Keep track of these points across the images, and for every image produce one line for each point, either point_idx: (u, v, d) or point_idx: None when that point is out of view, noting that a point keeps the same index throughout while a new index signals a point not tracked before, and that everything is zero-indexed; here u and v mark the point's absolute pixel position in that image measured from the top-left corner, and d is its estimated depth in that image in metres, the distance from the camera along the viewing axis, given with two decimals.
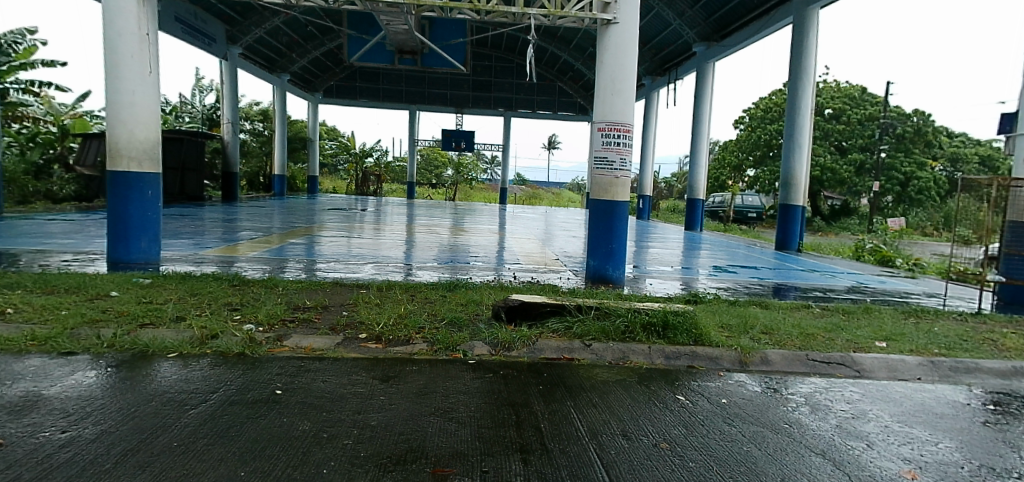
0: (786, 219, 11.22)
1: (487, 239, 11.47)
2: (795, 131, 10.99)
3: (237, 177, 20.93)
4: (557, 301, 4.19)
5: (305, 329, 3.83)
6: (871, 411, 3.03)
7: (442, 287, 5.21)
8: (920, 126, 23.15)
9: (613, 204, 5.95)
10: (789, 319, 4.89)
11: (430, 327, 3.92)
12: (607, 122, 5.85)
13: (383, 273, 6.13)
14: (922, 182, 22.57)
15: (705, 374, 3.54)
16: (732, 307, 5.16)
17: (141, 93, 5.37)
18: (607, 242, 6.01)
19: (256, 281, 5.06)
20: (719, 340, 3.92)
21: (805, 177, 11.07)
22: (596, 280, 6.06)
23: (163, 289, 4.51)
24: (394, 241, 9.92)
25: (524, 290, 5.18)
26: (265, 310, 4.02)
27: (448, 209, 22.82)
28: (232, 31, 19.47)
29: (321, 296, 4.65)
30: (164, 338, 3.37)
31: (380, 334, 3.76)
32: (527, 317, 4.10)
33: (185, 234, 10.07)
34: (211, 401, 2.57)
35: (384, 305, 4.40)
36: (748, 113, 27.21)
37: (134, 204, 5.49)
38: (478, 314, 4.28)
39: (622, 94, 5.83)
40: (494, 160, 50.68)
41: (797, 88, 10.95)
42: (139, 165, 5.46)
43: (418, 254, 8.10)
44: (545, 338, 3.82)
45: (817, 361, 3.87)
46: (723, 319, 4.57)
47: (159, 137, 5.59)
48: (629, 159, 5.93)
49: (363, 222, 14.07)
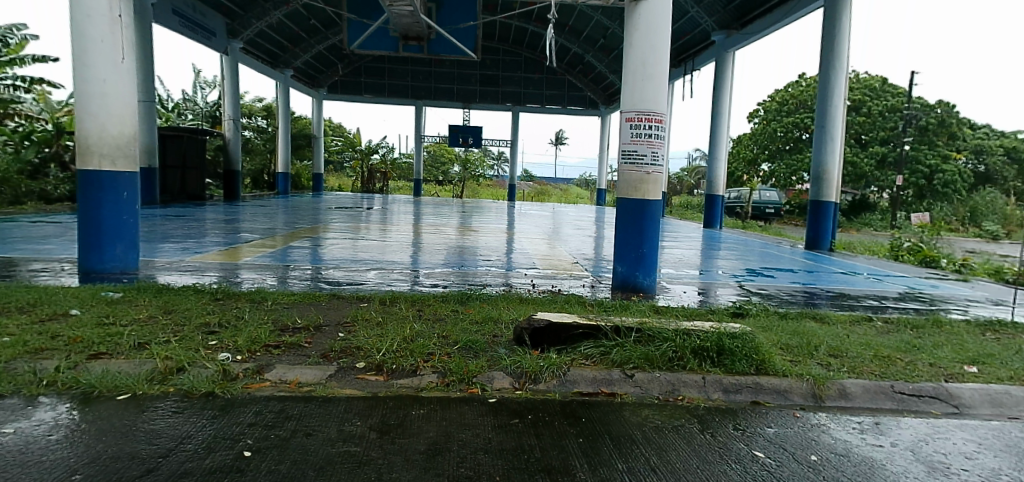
0: (818, 216, 10.50)
1: (498, 239, 10.82)
2: (828, 123, 10.21)
3: (239, 176, 20.30)
4: (591, 321, 3.50)
5: (292, 357, 3.21)
6: (1005, 472, 2.35)
7: (453, 300, 4.59)
8: (944, 118, 22.24)
9: (644, 204, 5.29)
10: (853, 337, 4.23)
11: (442, 353, 3.31)
12: (637, 111, 5.19)
13: (387, 281, 5.55)
14: (948, 175, 21.46)
15: (774, 413, 2.90)
16: (784, 322, 4.50)
17: (113, 82, 4.77)
18: (637, 246, 5.36)
19: (243, 294, 4.46)
20: (786, 368, 3.28)
21: (838, 171, 10.30)
22: (624, 290, 5.42)
23: (132, 305, 3.92)
24: (397, 243, 9.29)
25: (547, 304, 4.55)
26: (247, 334, 3.42)
27: (456, 206, 22.15)
28: (232, 24, 18.92)
29: (315, 313, 4.05)
30: (117, 373, 2.77)
31: (381, 364, 3.15)
32: (556, 341, 3.44)
33: (179, 237, 9.53)
34: (157, 472, 1.95)
35: (391, 324, 3.81)
36: (764, 106, 26.45)
37: (109, 207, 4.91)
38: (497, 335, 3.67)
39: (654, 78, 5.18)
40: (500, 156, 49.95)
41: (829, 76, 10.17)
42: (113, 163, 4.86)
43: (426, 257, 7.50)
44: (578, 366, 3.18)
45: (905, 394, 3.22)
46: (781, 338, 3.94)
47: (136, 132, 5.01)
48: (661, 153, 5.28)
49: (368, 222, 13.50)
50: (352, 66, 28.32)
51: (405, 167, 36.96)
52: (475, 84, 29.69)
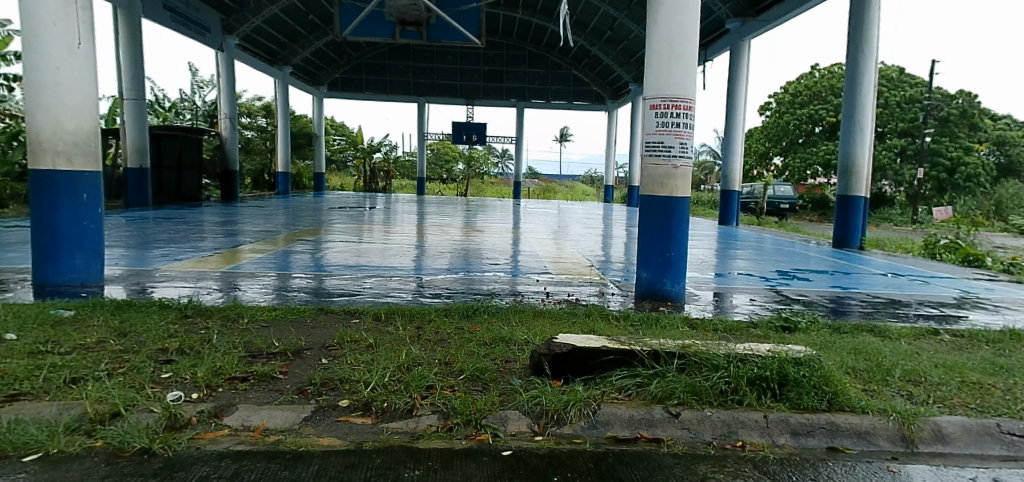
0: (846, 212, 9.83)
1: (503, 240, 10.28)
2: (857, 113, 9.55)
3: (237, 176, 19.70)
4: (623, 344, 2.85)
5: (260, 395, 2.63)
6: None
7: (458, 314, 4.01)
8: (965, 108, 21.49)
9: (671, 201, 4.68)
10: (925, 356, 3.60)
11: (445, 387, 2.71)
12: (663, 97, 4.58)
13: (386, 290, 4.99)
14: (969, 168, 20.73)
15: (862, 468, 2.29)
16: (840, 339, 3.86)
17: (69, 70, 4.24)
18: (663, 250, 4.76)
19: (216, 310, 3.90)
20: (865, 402, 2.67)
21: (868, 165, 9.64)
22: (651, 298, 4.82)
23: (83, 328, 3.37)
24: (398, 246, 8.73)
25: (565, 320, 3.97)
26: (209, 365, 2.84)
27: (460, 205, 21.53)
28: (227, 20, 18.51)
29: (296, 334, 3.48)
30: (32, 423, 2.20)
31: (369, 401, 2.56)
32: (581, 370, 2.81)
33: (167, 240, 9.00)
34: None
35: (387, 346, 3.24)
36: (775, 98, 25.79)
37: (65, 211, 4.38)
38: (511, 360, 3.08)
39: (682, 60, 4.56)
40: (504, 154, 49.61)
41: (858, 64, 9.51)
42: (69, 161, 4.35)
43: (430, 262, 6.97)
44: (610, 403, 2.58)
45: (1016, 435, 2.60)
46: (840, 357, 3.35)
47: (97, 126, 4.49)
48: (690, 145, 4.68)
49: (370, 223, 13.00)
50: (353, 62, 27.83)
51: (408, 165, 36.55)
52: (478, 80, 29.08)
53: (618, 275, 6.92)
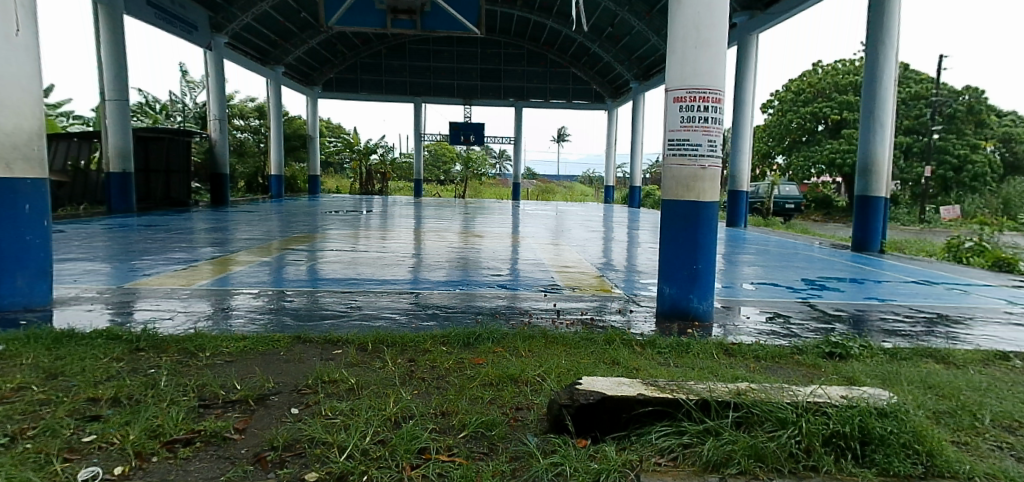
0: (866, 214, 9.30)
1: (505, 246, 9.76)
2: (877, 109, 9.01)
3: (228, 179, 18.99)
4: (662, 391, 2.30)
5: (204, 466, 2.05)
6: None
7: (457, 343, 3.45)
8: (972, 104, 21.06)
9: (698, 207, 4.13)
10: (1010, 390, 3.02)
11: (442, 450, 2.14)
12: (689, 89, 4.03)
13: (378, 310, 4.44)
14: (977, 166, 20.26)
15: None
16: (903, 368, 3.31)
17: (4, 61, 3.66)
18: (689, 262, 4.21)
19: (174, 342, 3.32)
20: (974, 467, 2.08)
21: (889, 163, 9.12)
22: (675, 316, 4.28)
23: (5, 368, 2.80)
24: (393, 255, 8.17)
25: (582, 348, 3.40)
26: (147, 422, 2.27)
27: (457, 208, 20.99)
28: (215, 18, 17.98)
29: (264, 373, 2.92)
30: None
31: (343, 475, 1.98)
32: (611, 426, 2.24)
33: (146, 250, 8.44)
34: None
35: (372, 389, 2.67)
36: (777, 96, 25.32)
37: (4, 225, 3.81)
38: (522, 408, 2.51)
39: (710, 46, 4.01)
40: (501, 154, 49.39)
41: (877, 57, 8.97)
42: (7, 167, 3.78)
43: (427, 273, 6.45)
44: (650, 471, 2.02)
45: None
46: (911, 396, 2.80)
47: (39, 125, 3.91)
48: (719, 142, 4.13)
49: (366, 228, 12.46)
50: (348, 62, 27.32)
51: (404, 167, 36.06)
52: (475, 79, 28.50)
53: (628, 286, 6.30)
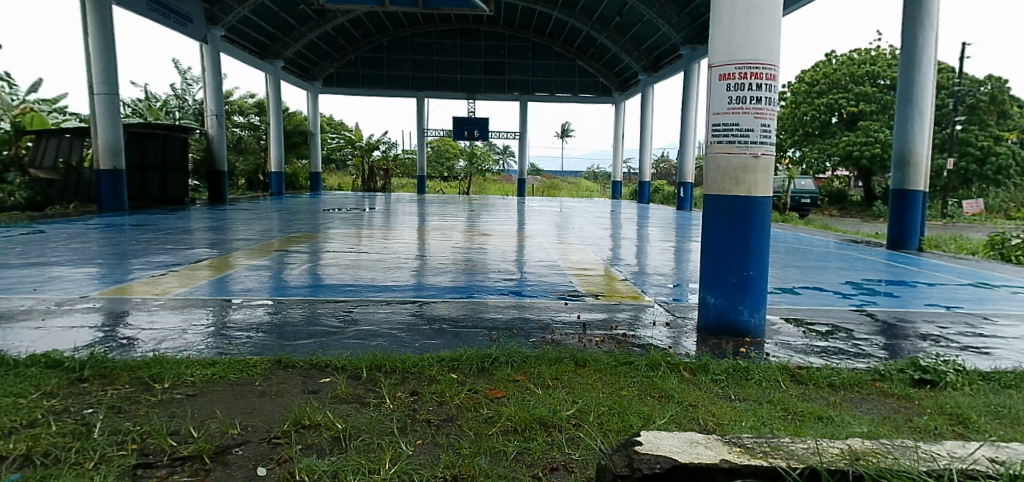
0: (903, 208, 8.67)
1: (515, 245, 9.17)
2: (916, 95, 8.35)
3: (225, 177, 18.40)
4: (749, 453, 1.69)
5: None
6: None
7: (469, 369, 2.85)
8: (996, 94, 20.28)
9: (748, 203, 3.52)
10: None
11: None
12: (739, 64, 3.41)
13: (377, 324, 3.85)
14: (1001, 159, 19.49)
15: None
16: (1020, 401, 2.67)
17: None
18: (737, 269, 3.61)
19: (126, 370, 2.75)
20: None
21: (928, 154, 8.47)
22: (720, 331, 3.69)
23: None
24: (396, 256, 7.60)
25: (621, 374, 2.81)
26: None
27: (462, 206, 20.37)
28: (211, 10, 17.45)
29: (227, 416, 2.31)
30: None
31: None
32: None
33: (132, 252, 7.91)
34: None
35: (363, 440, 2.08)
36: (790, 87, 24.60)
37: None
38: (557, 469, 1.91)
39: (763, 12, 3.38)
40: (505, 150, 48.75)
41: (917, 38, 8.29)
42: None
43: (432, 277, 5.85)
44: None
45: None
46: None
47: None
48: (773, 127, 3.50)
49: (368, 227, 11.89)
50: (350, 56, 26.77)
51: (407, 164, 35.49)
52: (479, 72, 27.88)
53: (669, 292, 5.56)
